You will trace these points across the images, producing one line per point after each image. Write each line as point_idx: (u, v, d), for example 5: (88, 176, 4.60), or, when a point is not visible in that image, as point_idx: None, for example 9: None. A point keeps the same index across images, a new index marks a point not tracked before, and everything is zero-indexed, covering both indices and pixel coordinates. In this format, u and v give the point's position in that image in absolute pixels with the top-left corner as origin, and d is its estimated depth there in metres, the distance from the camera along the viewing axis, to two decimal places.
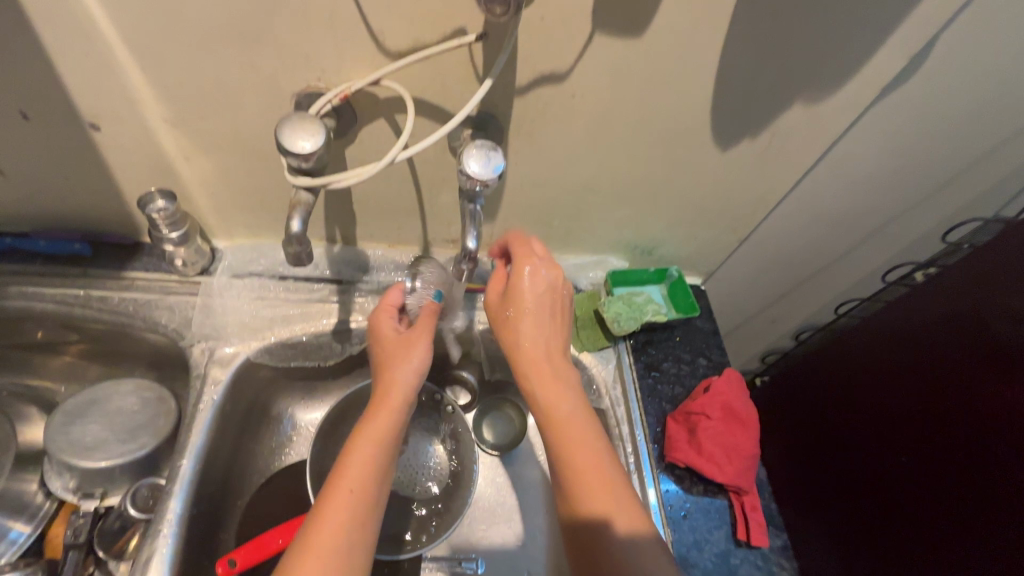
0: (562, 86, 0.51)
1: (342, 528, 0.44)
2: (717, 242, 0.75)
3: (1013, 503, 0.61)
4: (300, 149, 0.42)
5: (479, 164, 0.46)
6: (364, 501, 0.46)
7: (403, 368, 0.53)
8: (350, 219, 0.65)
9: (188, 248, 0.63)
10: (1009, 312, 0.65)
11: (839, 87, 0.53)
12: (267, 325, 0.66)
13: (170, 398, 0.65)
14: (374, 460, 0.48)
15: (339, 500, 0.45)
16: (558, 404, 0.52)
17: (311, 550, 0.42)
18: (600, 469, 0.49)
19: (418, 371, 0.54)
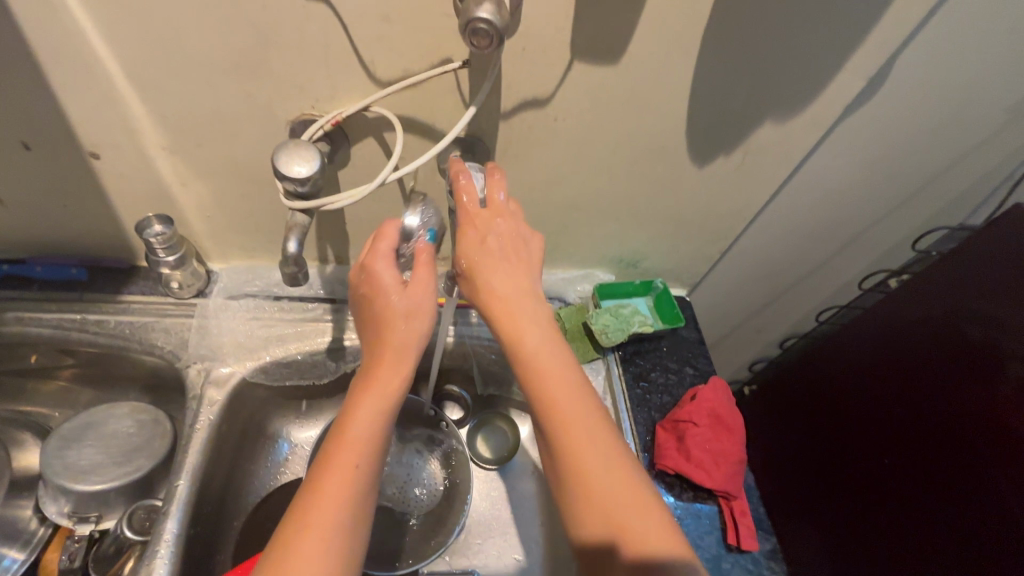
0: (544, 110, 0.53)
1: (336, 502, 0.43)
2: (699, 255, 0.78)
3: (992, 503, 0.63)
4: (295, 173, 0.43)
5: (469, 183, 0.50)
6: (359, 475, 0.44)
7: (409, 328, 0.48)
8: (343, 239, 0.67)
9: (184, 271, 0.64)
10: (978, 316, 0.69)
11: (804, 107, 0.56)
12: (261, 345, 0.67)
13: (166, 420, 0.65)
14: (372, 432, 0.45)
15: (335, 470, 0.43)
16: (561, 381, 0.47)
17: (307, 524, 0.41)
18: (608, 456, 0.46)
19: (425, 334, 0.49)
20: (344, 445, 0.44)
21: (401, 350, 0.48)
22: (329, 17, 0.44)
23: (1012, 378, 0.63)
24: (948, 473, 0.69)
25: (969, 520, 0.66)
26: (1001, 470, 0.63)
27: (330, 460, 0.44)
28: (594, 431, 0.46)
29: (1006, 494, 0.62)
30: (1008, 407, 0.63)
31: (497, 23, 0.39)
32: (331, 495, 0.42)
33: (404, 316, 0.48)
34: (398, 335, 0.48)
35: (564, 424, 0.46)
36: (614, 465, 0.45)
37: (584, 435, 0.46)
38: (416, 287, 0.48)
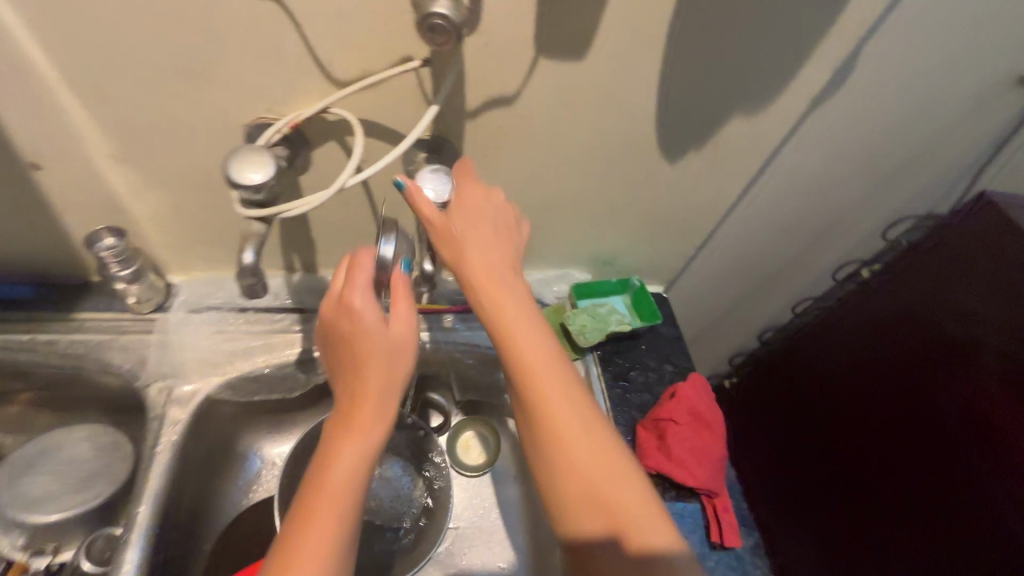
0: (511, 108, 0.52)
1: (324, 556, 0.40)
2: (674, 251, 0.77)
3: (982, 502, 0.65)
4: (249, 181, 0.41)
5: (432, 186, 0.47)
6: (346, 524, 0.42)
7: (388, 368, 0.44)
8: (310, 245, 0.65)
9: (141, 285, 0.60)
10: (955, 311, 0.69)
11: (773, 100, 0.56)
12: (227, 359, 0.64)
13: (127, 443, 0.62)
14: (356, 477, 0.43)
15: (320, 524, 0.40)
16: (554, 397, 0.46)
17: None
18: (605, 466, 0.45)
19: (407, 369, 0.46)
20: (325, 496, 0.41)
21: (383, 390, 0.44)
22: (280, 14, 0.42)
23: (997, 378, 0.63)
24: (936, 475, 0.70)
25: (960, 520, 0.67)
26: (990, 471, 0.64)
27: (313, 510, 0.41)
28: (589, 451, 0.45)
29: (997, 495, 0.63)
30: (995, 407, 0.64)
31: (455, 20, 0.37)
32: (315, 550, 0.39)
33: (383, 350, 0.44)
34: (377, 370, 0.44)
35: (557, 443, 0.46)
36: (609, 466, 0.45)
37: (577, 454, 0.45)
38: (398, 321, 0.45)
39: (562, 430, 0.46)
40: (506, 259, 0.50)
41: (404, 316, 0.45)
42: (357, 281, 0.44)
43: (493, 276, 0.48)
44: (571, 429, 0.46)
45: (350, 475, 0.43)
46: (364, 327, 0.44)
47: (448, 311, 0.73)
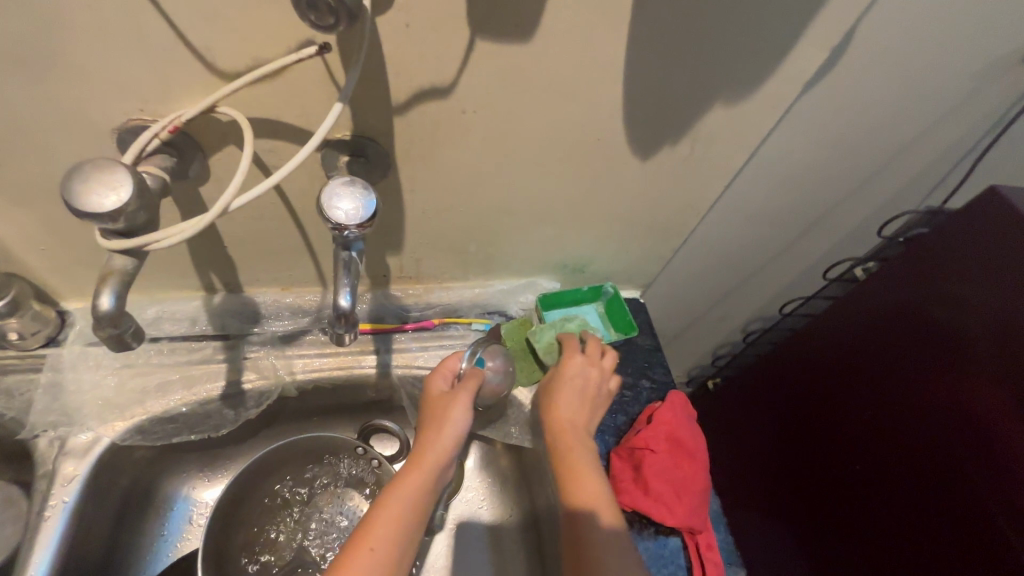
0: (448, 101, 0.43)
1: None
2: (651, 254, 0.70)
3: (981, 516, 0.59)
4: (97, 207, 0.32)
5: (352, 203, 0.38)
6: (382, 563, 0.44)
7: (446, 429, 0.53)
8: (229, 263, 0.56)
9: (21, 317, 0.51)
10: (946, 299, 0.65)
11: (758, 86, 0.48)
12: (136, 399, 0.55)
13: (21, 499, 0.54)
14: (401, 521, 0.47)
15: (361, 553, 0.44)
16: (591, 490, 0.52)
17: None
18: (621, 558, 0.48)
19: (458, 437, 0.54)
20: (373, 532, 0.45)
21: (437, 444, 0.52)
22: None
23: (991, 378, 0.59)
24: (933, 484, 0.65)
25: (957, 533, 0.62)
26: (989, 482, 0.59)
27: (353, 541, 0.45)
28: (609, 542, 0.49)
29: (997, 509, 0.58)
30: (998, 413, 0.58)
31: None
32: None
33: (444, 416, 0.53)
34: (437, 434, 0.53)
35: (583, 527, 0.50)
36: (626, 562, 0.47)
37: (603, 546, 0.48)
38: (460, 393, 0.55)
39: (589, 519, 0.50)
40: (588, 408, 0.60)
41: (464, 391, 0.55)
42: (439, 378, 0.57)
43: (567, 413, 0.58)
44: (598, 519, 0.50)
45: (395, 517, 0.47)
46: (433, 399, 0.55)
47: (398, 330, 0.65)
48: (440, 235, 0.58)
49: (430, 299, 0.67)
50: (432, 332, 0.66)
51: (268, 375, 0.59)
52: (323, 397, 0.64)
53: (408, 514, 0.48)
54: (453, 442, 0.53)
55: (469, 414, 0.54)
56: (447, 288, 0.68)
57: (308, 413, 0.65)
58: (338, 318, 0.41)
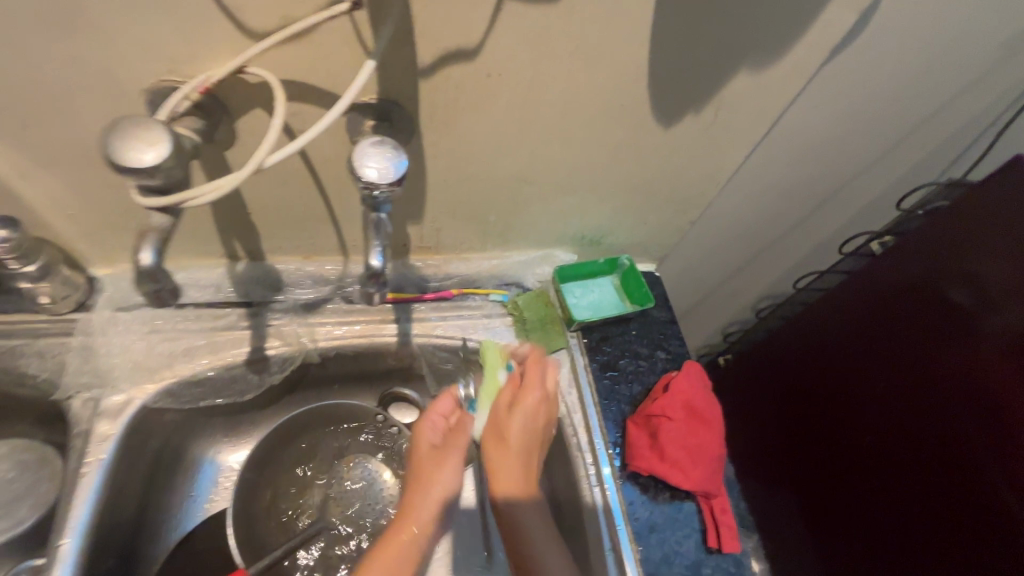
0: (474, 64, 0.43)
1: None
2: (668, 226, 0.70)
3: (983, 488, 0.62)
4: (138, 162, 0.33)
5: (385, 160, 0.38)
6: None
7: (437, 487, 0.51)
8: (253, 231, 0.56)
9: (53, 281, 0.52)
10: (966, 275, 0.65)
11: (784, 51, 0.48)
12: (164, 363, 0.56)
13: (55, 459, 0.55)
14: None
15: None
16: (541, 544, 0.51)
17: None
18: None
19: (443, 497, 0.52)
20: None
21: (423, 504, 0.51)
22: None
23: (1004, 353, 0.60)
24: (936, 458, 0.67)
25: (960, 505, 0.64)
26: (991, 456, 0.61)
27: None
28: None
29: (1000, 481, 0.60)
30: (1005, 390, 0.60)
31: None
32: None
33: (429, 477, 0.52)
34: (418, 494, 0.51)
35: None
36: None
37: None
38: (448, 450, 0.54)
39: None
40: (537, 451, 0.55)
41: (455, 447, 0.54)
42: (427, 424, 0.55)
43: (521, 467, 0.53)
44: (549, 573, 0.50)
45: None
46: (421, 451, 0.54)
47: (417, 300, 0.65)
48: (460, 204, 0.58)
49: (448, 270, 0.68)
50: (451, 302, 0.68)
51: (291, 341, 0.60)
52: (345, 365, 0.65)
53: (394, 574, 0.47)
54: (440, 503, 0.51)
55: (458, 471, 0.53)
56: (465, 260, 0.68)
57: (329, 380, 0.67)
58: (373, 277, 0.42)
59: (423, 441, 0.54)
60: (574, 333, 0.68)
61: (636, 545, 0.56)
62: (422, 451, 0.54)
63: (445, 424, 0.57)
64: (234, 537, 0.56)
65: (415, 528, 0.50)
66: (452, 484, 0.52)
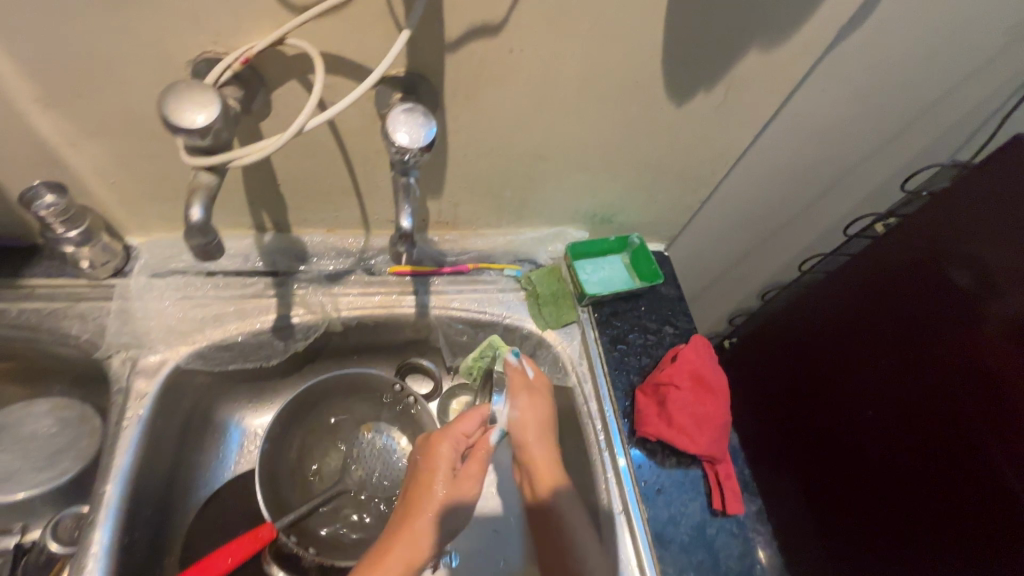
0: (498, 40, 0.45)
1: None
2: (677, 205, 0.72)
3: (983, 464, 0.64)
4: (191, 123, 0.35)
5: (418, 126, 0.41)
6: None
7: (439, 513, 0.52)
8: (281, 203, 0.59)
9: (93, 247, 0.55)
10: (969, 257, 0.67)
11: (794, 31, 0.50)
12: (196, 327, 0.59)
13: (93, 417, 0.58)
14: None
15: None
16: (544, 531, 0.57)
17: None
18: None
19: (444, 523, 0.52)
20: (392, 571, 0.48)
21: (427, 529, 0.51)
22: None
23: (1005, 332, 0.62)
24: (938, 436, 0.69)
25: (958, 480, 0.67)
26: (992, 433, 0.63)
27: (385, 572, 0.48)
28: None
29: (999, 457, 0.63)
30: (1007, 370, 0.62)
31: None
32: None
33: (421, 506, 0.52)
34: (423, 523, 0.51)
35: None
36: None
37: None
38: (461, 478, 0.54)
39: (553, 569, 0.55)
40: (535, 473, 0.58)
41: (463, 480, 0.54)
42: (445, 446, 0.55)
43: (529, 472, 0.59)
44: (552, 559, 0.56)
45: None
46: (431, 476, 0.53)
47: (435, 273, 0.68)
48: (479, 179, 0.61)
49: (465, 245, 0.71)
50: (468, 276, 0.70)
51: (316, 310, 0.63)
52: (365, 334, 0.68)
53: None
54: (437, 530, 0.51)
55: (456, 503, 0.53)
56: (481, 236, 0.71)
57: (349, 350, 0.69)
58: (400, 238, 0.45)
59: (442, 461, 0.54)
60: (585, 308, 0.71)
61: (644, 506, 0.59)
62: (439, 471, 0.54)
63: (467, 441, 0.57)
64: (261, 494, 0.59)
65: (416, 552, 0.50)
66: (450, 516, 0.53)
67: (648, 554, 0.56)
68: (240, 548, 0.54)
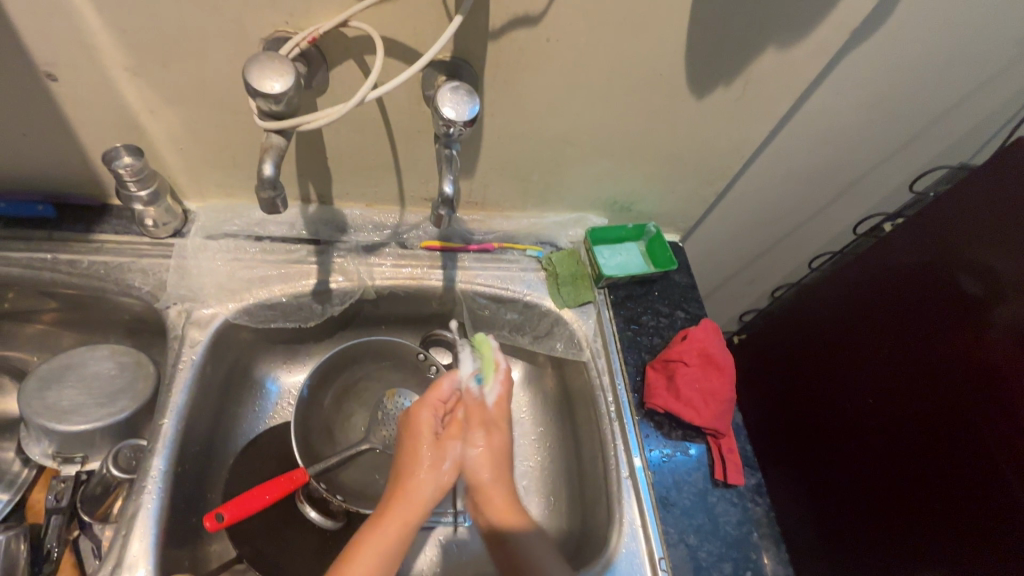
0: (536, 29, 0.50)
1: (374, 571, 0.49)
2: (694, 197, 0.76)
3: (976, 456, 0.67)
4: (269, 90, 0.41)
5: (464, 98, 0.46)
6: (393, 552, 0.51)
7: (429, 478, 0.56)
8: (327, 176, 0.64)
9: (157, 208, 0.61)
10: (972, 256, 0.70)
11: (809, 31, 0.54)
12: (244, 287, 0.65)
13: (148, 363, 0.63)
14: (389, 551, 0.51)
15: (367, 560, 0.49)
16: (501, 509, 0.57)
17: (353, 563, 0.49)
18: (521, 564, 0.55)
19: (437, 490, 0.56)
20: (381, 532, 0.51)
21: (420, 496, 0.55)
22: None
23: (1004, 330, 0.65)
24: (936, 431, 0.72)
25: (951, 469, 0.70)
26: (989, 429, 0.66)
27: (373, 531, 0.52)
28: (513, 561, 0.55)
29: (998, 454, 0.65)
30: (1011, 371, 0.64)
31: None
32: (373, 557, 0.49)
33: (415, 471, 0.56)
34: (416, 483, 0.55)
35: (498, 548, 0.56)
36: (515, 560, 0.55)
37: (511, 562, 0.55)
38: (440, 447, 0.58)
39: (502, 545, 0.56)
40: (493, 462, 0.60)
41: (442, 464, 0.57)
42: (428, 410, 0.59)
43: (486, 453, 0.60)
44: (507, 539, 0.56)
45: (386, 546, 0.51)
46: (421, 437, 0.58)
47: (462, 250, 0.73)
48: (509, 161, 0.65)
49: (491, 226, 0.75)
50: (492, 254, 0.75)
51: (353, 277, 0.68)
52: (396, 305, 0.73)
53: (387, 554, 0.50)
54: (436, 492, 0.56)
55: (446, 470, 0.57)
56: (507, 217, 0.75)
57: (380, 319, 0.75)
58: (443, 203, 0.51)
59: (426, 429, 0.58)
60: (601, 289, 0.75)
61: (650, 472, 0.63)
62: (423, 440, 0.58)
63: (445, 410, 0.62)
64: (296, 442, 0.63)
65: (416, 512, 0.54)
66: (442, 476, 0.57)
67: (652, 515, 0.60)
68: (277, 487, 0.57)
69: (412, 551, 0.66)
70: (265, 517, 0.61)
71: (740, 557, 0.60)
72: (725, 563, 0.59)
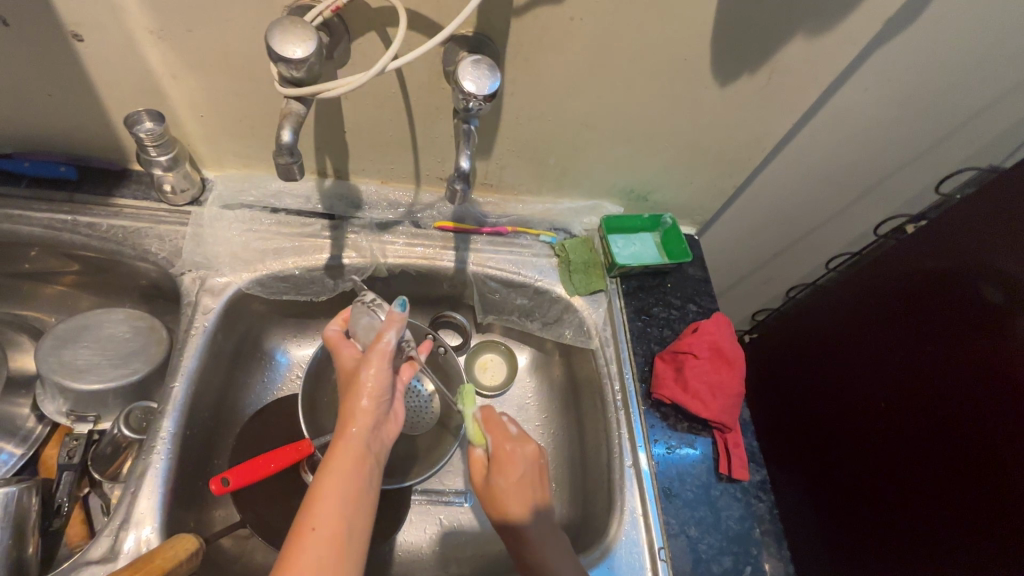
0: (561, 7, 0.49)
1: (337, 520, 0.41)
2: (713, 189, 0.75)
3: (989, 464, 0.65)
4: (290, 55, 0.41)
5: (481, 75, 0.46)
6: (351, 495, 0.43)
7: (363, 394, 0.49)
8: (344, 152, 0.64)
9: (176, 173, 0.62)
10: (995, 258, 0.68)
11: (840, 19, 0.52)
12: (257, 257, 0.66)
13: (162, 328, 0.64)
14: (345, 490, 0.43)
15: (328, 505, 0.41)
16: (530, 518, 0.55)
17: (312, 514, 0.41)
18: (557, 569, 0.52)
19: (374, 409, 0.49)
20: (332, 470, 0.44)
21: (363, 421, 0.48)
22: None
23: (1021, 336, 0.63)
24: (948, 437, 0.71)
25: (961, 476, 0.69)
26: (1000, 436, 0.64)
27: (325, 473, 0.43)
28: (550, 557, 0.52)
29: (1012, 466, 0.63)
30: None
31: None
32: (328, 504, 0.41)
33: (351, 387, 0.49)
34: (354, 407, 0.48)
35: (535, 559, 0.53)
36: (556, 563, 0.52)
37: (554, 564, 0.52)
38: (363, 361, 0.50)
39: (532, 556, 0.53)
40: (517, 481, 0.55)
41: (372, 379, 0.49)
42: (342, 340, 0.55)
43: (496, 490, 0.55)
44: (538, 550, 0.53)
45: (339, 486, 0.43)
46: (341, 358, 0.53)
47: (475, 232, 0.73)
48: (527, 143, 0.65)
49: (505, 209, 0.75)
50: (505, 238, 0.74)
51: (366, 254, 0.68)
52: (407, 283, 0.73)
53: (343, 491, 0.43)
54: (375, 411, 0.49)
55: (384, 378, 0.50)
56: (521, 202, 0.75)
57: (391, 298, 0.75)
58: (458, 177, 0.51)
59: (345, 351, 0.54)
60: (613, 279, 0.75)
61: (654, 462, 0.62)
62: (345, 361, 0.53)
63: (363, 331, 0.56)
64: (302, 416, 0.64)
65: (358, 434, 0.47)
66: (378, 387, 0.50)
67: (653, 505, 0.60)
68: (283, 456, 0.58)
69: (412, 528, 0.67)
70: (269, 486, 0.62)
71: (741, 552, 0.59)
72: (725, 556, 0.59)
